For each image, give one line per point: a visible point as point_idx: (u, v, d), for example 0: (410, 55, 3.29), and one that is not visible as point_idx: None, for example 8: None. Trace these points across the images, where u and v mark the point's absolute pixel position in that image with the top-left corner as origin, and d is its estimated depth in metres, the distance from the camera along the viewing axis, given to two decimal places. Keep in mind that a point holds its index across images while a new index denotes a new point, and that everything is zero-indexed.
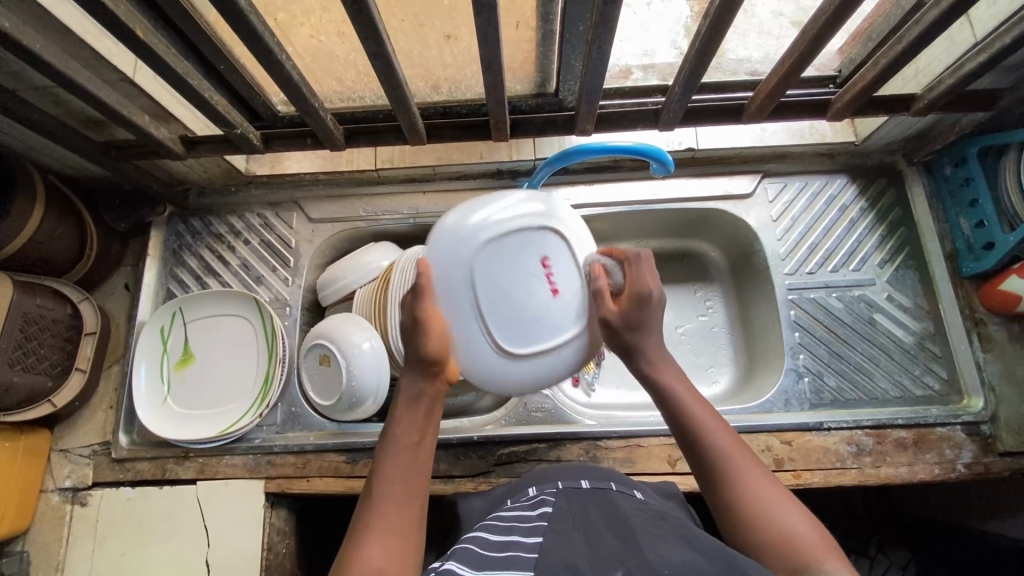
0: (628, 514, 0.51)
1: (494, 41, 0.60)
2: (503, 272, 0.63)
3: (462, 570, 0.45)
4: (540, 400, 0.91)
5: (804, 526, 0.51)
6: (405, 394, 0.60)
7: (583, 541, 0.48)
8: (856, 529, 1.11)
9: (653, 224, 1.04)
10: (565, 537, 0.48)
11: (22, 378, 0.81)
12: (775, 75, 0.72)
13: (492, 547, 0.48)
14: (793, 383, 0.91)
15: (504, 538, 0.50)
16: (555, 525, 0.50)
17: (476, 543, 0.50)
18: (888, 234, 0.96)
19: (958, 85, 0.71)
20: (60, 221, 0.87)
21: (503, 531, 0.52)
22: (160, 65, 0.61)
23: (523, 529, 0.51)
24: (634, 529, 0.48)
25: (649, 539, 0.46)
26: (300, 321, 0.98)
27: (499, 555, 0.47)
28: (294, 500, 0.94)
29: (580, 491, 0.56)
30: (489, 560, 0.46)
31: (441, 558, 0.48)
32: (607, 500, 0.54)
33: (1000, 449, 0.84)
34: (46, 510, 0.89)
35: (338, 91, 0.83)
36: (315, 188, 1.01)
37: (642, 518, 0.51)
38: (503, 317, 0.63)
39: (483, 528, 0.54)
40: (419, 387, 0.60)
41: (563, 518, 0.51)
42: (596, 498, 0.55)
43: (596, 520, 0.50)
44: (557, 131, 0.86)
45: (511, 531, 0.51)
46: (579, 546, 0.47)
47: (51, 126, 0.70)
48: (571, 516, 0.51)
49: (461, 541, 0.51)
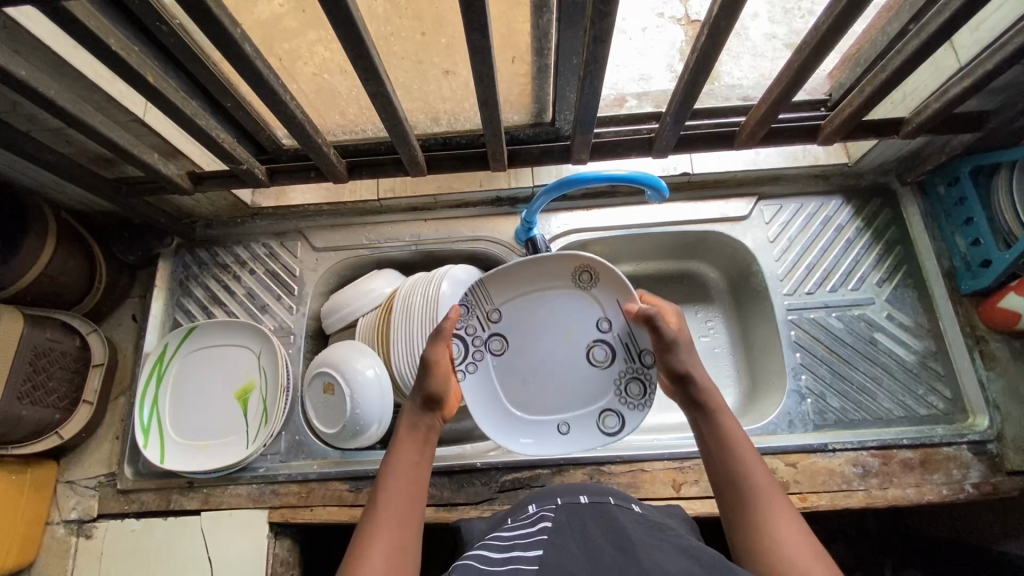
0: (627, 527, 0.52)
1: (489, 78, 0.63)
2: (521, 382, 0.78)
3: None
4: (614, 423, 0.78)
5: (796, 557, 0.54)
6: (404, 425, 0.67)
7: (583, 554, 0.48)
8: (870, 551, 1.09)
9: (652, 247, 1.05)
10: (565, 550, 0.48)
11: (30, 411, 0.82)
12: (765, 103, 0.74)
13: (492, 563, 0.49)
14: (796, 404, 0.90)
15: (504, 555, 0.50)
16: (554, 539, 0.50)
17: (477, 559, 0.51)
18: (886, 254, 0.96)
19: (944, 109, 0.72)
20: (69, 256, 0.89)
21: (504, 548, 0.52)
22: (170, 107, 0.64)
23: (523, 545, 0.51)
24: (632, 542, 0.49)
25: (649, 554, 0.47)
26: (304, 349, 0.99)
27: (501, 569, 0.47)
28: (299, 529, 0.93)
29: (579, 506, 0.56)
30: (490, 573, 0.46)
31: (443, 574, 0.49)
32: (605, 514, 0.54)
33: (1008, 468, 0.83)
34: (51, 543, 0.89)
35: (341, 124, 0.86)
36: (320, 218, 1.03)
37: (640, 530, 0.51)
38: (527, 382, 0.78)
39: (482, 546, 0.54)
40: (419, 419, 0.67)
41: (563, 533, 0.51)
42: (595, 512, 0.55)
43: (595, 533, 0.51)
44: (553, 161, 0.88)
45: (510, 548, 0.51)
46: (579, 559, 0.47)
47: (64, 165, 0.73)
48: (570, 529, 0.52)
49: (462, 557, 0.51)
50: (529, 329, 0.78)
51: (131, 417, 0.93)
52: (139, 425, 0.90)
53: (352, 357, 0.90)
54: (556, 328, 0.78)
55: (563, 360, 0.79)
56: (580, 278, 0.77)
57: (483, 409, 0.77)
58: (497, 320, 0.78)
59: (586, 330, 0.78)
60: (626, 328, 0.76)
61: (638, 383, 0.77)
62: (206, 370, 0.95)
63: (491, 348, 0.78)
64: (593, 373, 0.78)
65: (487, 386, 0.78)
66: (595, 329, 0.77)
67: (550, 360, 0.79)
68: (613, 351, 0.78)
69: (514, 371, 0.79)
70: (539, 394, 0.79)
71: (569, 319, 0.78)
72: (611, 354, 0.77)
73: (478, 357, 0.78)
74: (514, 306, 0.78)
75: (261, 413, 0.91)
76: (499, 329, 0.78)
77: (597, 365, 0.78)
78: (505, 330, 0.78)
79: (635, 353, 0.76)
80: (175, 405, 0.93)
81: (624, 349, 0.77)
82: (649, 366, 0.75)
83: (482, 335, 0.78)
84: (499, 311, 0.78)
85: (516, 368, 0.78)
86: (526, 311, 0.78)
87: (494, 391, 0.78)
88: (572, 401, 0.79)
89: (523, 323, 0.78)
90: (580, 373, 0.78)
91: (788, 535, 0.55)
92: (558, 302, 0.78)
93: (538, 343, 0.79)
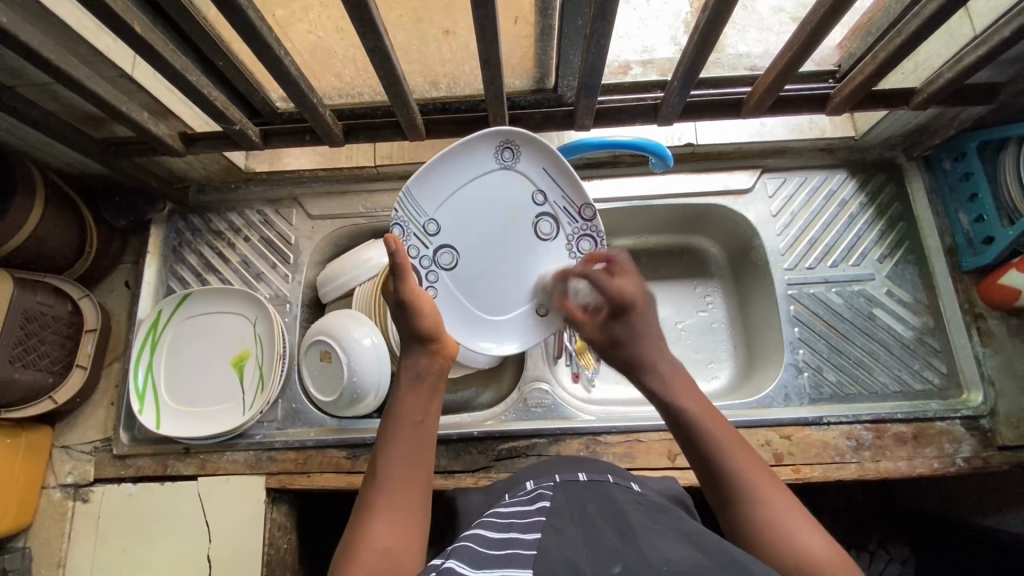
0: (626, 509, 0.52)
1: (492, 35, 0.60)
2: (484, 269, 0.79)
3: (462, 568, 0.45)
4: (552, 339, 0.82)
5: (813, 529, 0.52)
6: (407, 374, 0.66)
7: (581, 536, 0.48)
8: (858, 526, 1.12)
9: (654, 220, 1.04)
10: (564, 533, 0.48)
11: (23, 374, 0.81)
12: (774, 68, 0.71)
13: (490, 544, 0.49)
14: (793, 378, 0.91)
15: (502, 535, 0.50)
16: (552, 521, 0.50)
17: (474, 539, 0.51)
18: (888, 229, 0.96)
19: (956, 79, 0.71)
20: (59, 219, 0.87)
21: (502, 527, 0.52)
22: (159, 60, 0.61)
23: (522, 525, 0.51)
24: (632, 524, 0.49)
25: (648, 536, 0.47)
26: (300, 318, 0.98)
27: (499, 553, 0.47)
28: (295, 495, 0.94)
29: (577, 485, 0.57)
30: (489, 558, 0.46)
31: (442, 555, 0.49)
32: (605, 495, 0.55)
33: (1000, 442, 0.84)
34: (47, 507, 0.89)
35: (337, 87, 0.83)
36: (315, 185, 1.01)
37: (640, 513, 0.51)
38: (483, 282, 0.79)
39: (483, 523, 0.54)
40: (422, 365, 0.66)
41: (562, 513, 0.52)
42: (594, 492, 0.55)
43: (595, 514, 0.51)
44: (556, 127, 0.85)
45: (509, 528, 0.51)
46: (578, 542, 0.47)
47: (50, 123, 0.70)
48: (570, 509, 0.52)
49: (460, 537, 0.52)
50: (473, 221, 0.78)
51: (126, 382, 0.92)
52: (134, 390, 0.90)
53: (345, 323, 0.89)
54: (495, 212, 0.79)
55: (513, 245, 0.79)
56: (501, 157, 0.78)
57: (458, 322, 0.79)
58: (436, 232, 0.77)
59: (523, 208, 0.79)
60: (557, 193, 0.79)
61: (587, 241, 0.81)
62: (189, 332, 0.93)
63: (443, 262, 0.77)
64: (545, 246, 0.80)
65: (453, 298, 0.78)
66: (532, 205, 0.79)
67: (497, 248, 0.79)
68: (555, 222, 0.80)
69: (474, 275, 0.79)
70: (496, 289, 0.79)
71: (503, 202, 0.79)
72: (554, 224, 0.80)
73: (434, 273, 0.77)
74: (449, 215, 0.77)
75: (257, 380, 0.91)
76: (444, 241, 0.77)
77: (546, 238, 0.80)
78: (449, 239, 0.77)
79: (574, 211, 0.80)
80: (170, 372, 0.93)
81: (565, 214, 0.80)
82: (589, 219, 0.80)
83: (428, 252, 0.77)
84: (437, 221, 0.77)
85: (473, 274, 0.78)
86: (462, 212, 0.78)
87: (460, 301, 0.79)
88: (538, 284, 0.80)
89: (462, 225, 0.77)
90: (532, 250, 0.79)
91: (773, 500, 0.54)
92: (482, 191, 0.78)
93: (485, 235, 0.78)
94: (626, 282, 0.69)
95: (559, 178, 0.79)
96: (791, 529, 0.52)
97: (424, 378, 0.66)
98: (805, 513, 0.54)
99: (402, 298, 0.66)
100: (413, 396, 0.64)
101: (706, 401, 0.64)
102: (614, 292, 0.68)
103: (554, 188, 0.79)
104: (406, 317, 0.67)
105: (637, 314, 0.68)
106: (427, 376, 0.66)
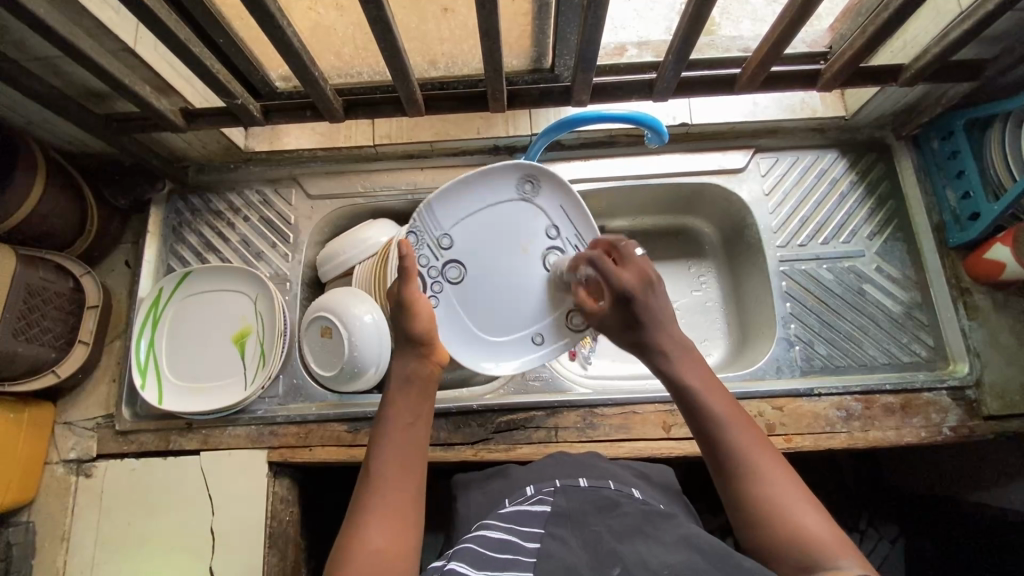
0: (626, 513, 0.53)
1: (491, 6, 0.61)
2: (488, 291, 0.79)
3: (464, 570, 0.47)
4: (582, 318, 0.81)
5: (815, 511, 0.54)
6: (399, 376, 0.67)
7: (583, 543, 0.50)
8: (849, 504, 1.15)
9: (649, 201, 1.05)
10: (565, 540, 0.50)
11: (26, 348, 0.82)
12: (765, 44, 0.73)
13: (492, 545, 0.51)
14: (785, 351, 0.93)
15: (503, 536, 0.52)
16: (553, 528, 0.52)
17: (476, 540, 0.53)
18: (877, 208, 0.98)
19: (943, 54, 0.73)
20: (60, 196, 0.87)
21: (503, 527, 0.54)
22: (162, 29, 0.62)
23: (523, 529, 0.53)
24: (631, 530, 0.50)
25: (647, 543, 0.48)
26: (301, 297, 0.99)
27: (501, 556, 0.49)
28: (297, 470, 0.95)
29: (577, 488, 0.58)
30: (491, 563, 0.48)
31: (445, 558, 0.50)
32: (605, 498, 0.56)
33: (985, 412, 0.87)
34: (50, 482, 0.90)
35: (336, 65, 0.84)
36: (314, 164, 1.02)
37: (639, 516, 0.53)
38: (485, 302, 0.79)
39: (485, 523, 0.56)
40: (412, 368, 0.67)
41: (563, 518, 0.53)
42: (594, 496, 0.57)
43: (595, 520, 0.53)
44: (553, 102, 0.86)
45: (510, 530, 0.53)
46: (578, 549, 0.49)
47: (52, 96, 0.71)
48: (570, 514, 0.54)
49: (463, 540, 0.53)
50: (486, 245, 0.78)
51: (127, 359, 0.93)
52: (135, 366, 0.91)
53: (347, 299, 0.90)
54: (511, 242, 0.79)
55: (518, 271, 0.80)
56: (523, 188, 0.79)
57: (457, 338, 0.79)
58: (448, 246, 0.77)
59: (538, 239, 0.80)
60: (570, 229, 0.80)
61: None
62: (190, 327, 0.94)
63: (449, 275, 0.77)
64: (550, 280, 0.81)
65: (455, 317, 0.78)
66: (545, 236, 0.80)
67: (505, 275, 0.79)
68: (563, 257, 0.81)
69: (474, 295, 0.79)
70: (497, 316, 0.80)
71: (519, 234, 0.80)
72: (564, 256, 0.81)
73: (439, 286, 0.77)
74: (463, 231, 0.77)
75: (259, 356, 0.92)
76: (453, 256, 0.77)
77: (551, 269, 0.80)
78: (459, 255, 0.77)
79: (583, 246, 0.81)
80: (171, 349, 0.94)
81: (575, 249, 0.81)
82: None
83: (436, 263, 0.77)
84: (449, 237, 0.77)
85: (474, 293, 0.79)
86: (476, 231, 0.78)
87: (460, 318, 0.79)
88: (541, 311, 0.81)
89: (474, 243, 0.78)
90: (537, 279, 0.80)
91: (779, 481, 0.56)
92: (498, 219, 0.79)
93: (496, 263, 0.79)
94: (627, 271, 0.69)
95: (572, 214, 0.80)
96: (795, 515, 0.54)
97: (413, 384, 0.66)
98: (807, 493, 0.56)
99: (403, 298, 0.67)
100: (405, 400, 0.65)
101: (705, 372, 0.65)
102: (616, 285, 0.68)
103: (569, 224, 0.81)
104: (400, 317, 0.68)
105: (641, 299, 0.67)
106: (415, 381, 0.66)
